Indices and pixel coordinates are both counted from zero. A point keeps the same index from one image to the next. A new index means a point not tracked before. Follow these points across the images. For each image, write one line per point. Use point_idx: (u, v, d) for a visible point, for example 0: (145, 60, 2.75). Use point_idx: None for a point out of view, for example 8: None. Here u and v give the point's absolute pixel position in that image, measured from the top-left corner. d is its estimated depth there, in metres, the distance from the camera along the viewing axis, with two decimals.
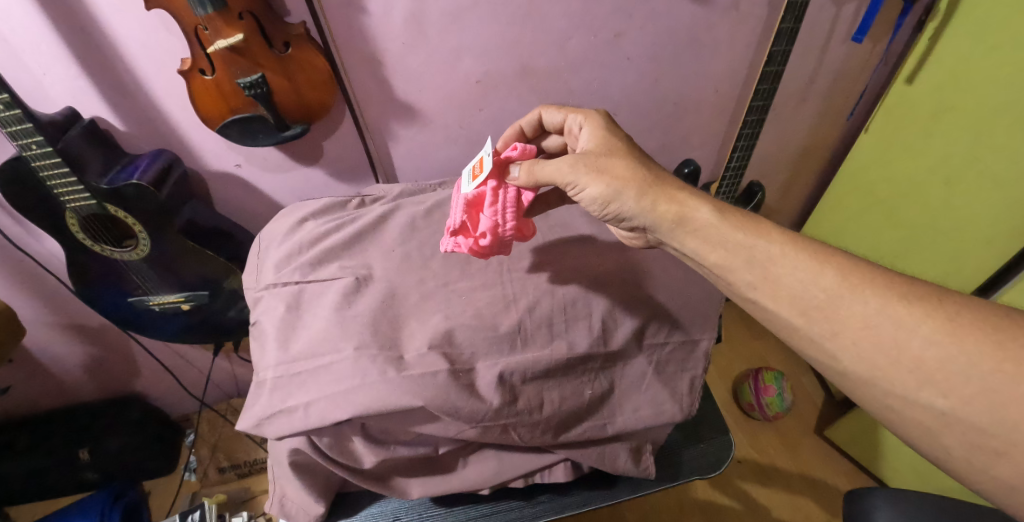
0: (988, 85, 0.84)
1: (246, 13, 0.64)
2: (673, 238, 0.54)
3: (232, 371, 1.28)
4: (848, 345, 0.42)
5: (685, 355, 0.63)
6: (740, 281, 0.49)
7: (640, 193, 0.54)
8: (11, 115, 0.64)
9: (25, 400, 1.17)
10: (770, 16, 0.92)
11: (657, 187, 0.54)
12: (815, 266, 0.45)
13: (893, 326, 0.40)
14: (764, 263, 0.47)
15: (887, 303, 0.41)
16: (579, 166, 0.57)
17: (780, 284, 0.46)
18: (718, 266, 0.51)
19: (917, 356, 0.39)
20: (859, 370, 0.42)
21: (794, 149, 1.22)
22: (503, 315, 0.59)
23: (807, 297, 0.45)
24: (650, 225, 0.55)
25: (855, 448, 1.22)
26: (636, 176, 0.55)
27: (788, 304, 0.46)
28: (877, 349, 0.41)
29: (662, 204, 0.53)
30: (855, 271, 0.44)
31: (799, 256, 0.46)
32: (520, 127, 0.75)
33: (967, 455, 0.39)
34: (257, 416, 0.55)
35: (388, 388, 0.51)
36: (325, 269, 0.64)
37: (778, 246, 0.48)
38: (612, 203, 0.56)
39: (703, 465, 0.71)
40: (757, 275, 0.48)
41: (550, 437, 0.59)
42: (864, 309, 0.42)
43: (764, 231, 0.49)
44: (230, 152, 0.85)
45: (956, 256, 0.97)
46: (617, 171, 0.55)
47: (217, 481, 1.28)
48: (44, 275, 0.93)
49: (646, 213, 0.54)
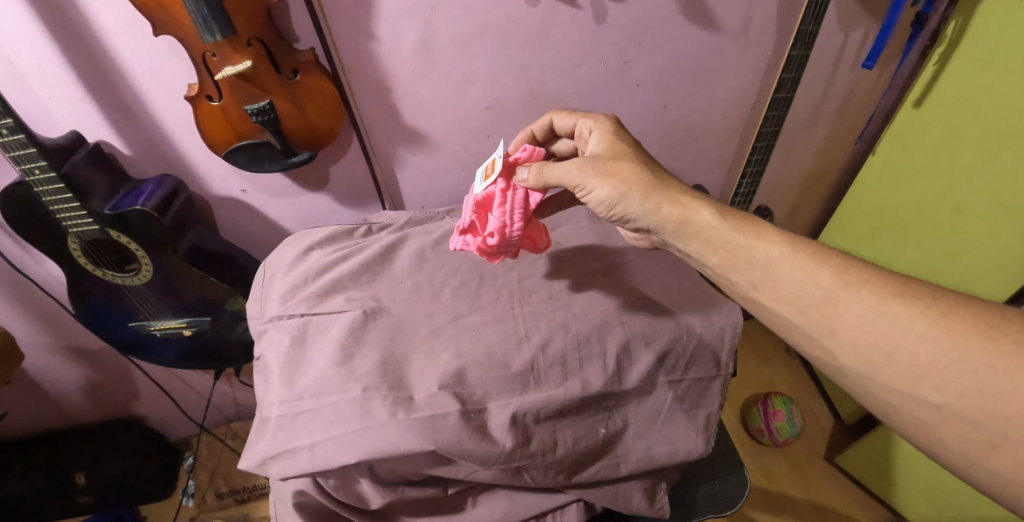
0: (998, 106, 0.83)
1: (255, 40, 0.63)
2: (677, 240, 0.53)
3: (234, 395, 1.27)
4: (846, 343, 0.41)
5: (700, 393, 0.61)
6: (740, 281, 0.48)
7: (644, 194, 0.53)
8: (14, 141, 0.64)
9: (23, 422, 1.15)
10: (780, 42, 0.92)
11: (662, 189, 0.54)
12: (812, 266, 0.44)
13: (888, 324, 0.39)
14: (763, 264, 0.47)
15: (882, 302, 0.40)
16: (588, 168, 0.56)
17: (779, 285, 0.45)
18: (719, 267, 0.50)
19: (912, 352, 0.38)
20: (855, 367, 0.41)
21: (801, 174, 1.21)
22: (515, 353, 0.58)
23: (805, 297, 0.44)
24: (655, 227, 0.54)
25: (867, 476, 1.19)
26: (643, 179, 0.54)
27: (787, 303, 0.45)
28: (872, 345, 0.40)
29: (665, 206, 0.53)
30: (850, 270, 0.43)
31: (797, 258, 0.45)
32: (531, 132, 0.74)
33: (962, 449, 0.37)
34: (261, 455, 0.53)
35: (397, 430, 0.50)
36: (331, 302, 0.64)
37: (777, 248, 0.47)
38: (617, 205, 0.55)
39: (718, 503, 0.69)
40: (756, 275, 0.47)
41: (564, 480, 0.56)
42: (860, 309, 0.41)
43: (765, 233, 0.48)
44: (236, 178, 0.84)
45: (983, 267, 0.91)
46: (624, 174, 0.55)
47: (216, 506, 1.26)
48: (46, 299, 0.92)
49: (649, 215, 0.53)
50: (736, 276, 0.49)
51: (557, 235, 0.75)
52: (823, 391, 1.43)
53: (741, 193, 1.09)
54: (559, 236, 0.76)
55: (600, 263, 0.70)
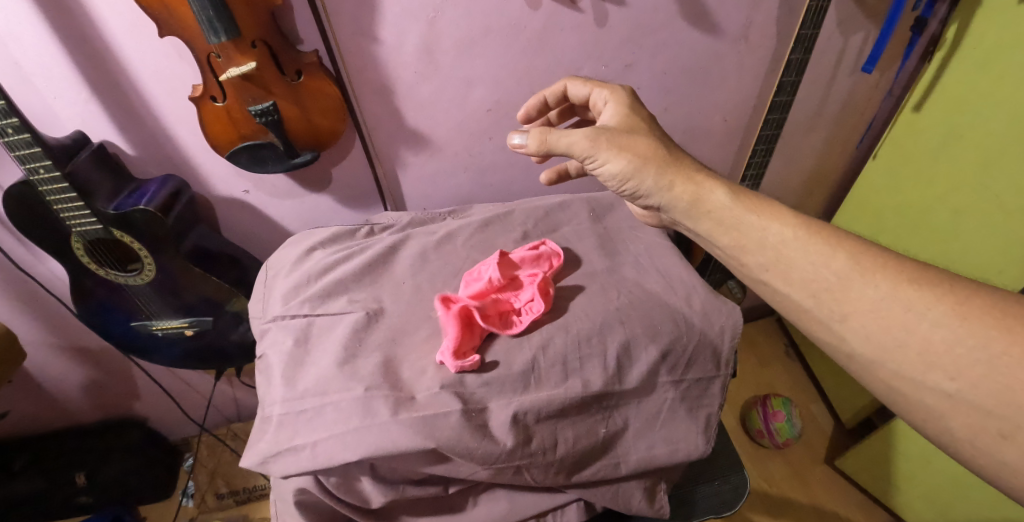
0: (997, 105, 0.83)
1: (259, 41, 0.64)
2: (688, 218, 0.54)
3: (234, 396, 1.27)
4: (859, 328, 0.41)
5: (700, 393, 0.61)
6: (750, 262, 0.49)
7: (659, 171, 0.54)
8: (20, 140, 0.64)
9: (23, 422, 1.15)
10: (780, 45, 0.92)
11: (676, 168, 0.54)
12: (825, 250, 0.45)
13: (902, 310, 0.40)
14: (775, 246, 0.48)
15: (898, 288, 0.40)
16: (601, 141, 0.56)
17: (791, 269, 0.46)
18: (729, 247, 0.51)
19: (926, 338, 0.38)
20: (867, 353, 0.41)
21: (801, 177, 1.22)
22: (515, 355, 0.59)
23: (818, 280, 0.44)
24: (666, 204, 0.55)
25: (867, 479, 1.19)
26: (657, 155, 0.55)
27: (799, 288, 0.45)
28: (886, 331, 0.40)
29: (680, 184, 0.53)
30: (866, 255, 0.43)
31: (810, 241, 0.46)
32: (543, 97, 0.74)
33: (973, 438, 0.36)
34: (263, 453, 0.53)
35: (398, 428, 0.50)
36: (334, 303, 0.64)
37: (790, 231, 0.48)
38: (630, 181, 0.56)
39: (718, 503, 0.69)
40: (768, 257, 0.48)
41: (564, 479, 0.57)
42: (874, 294, 0.41)
43: (778, 215, 0.49)
44: (240, 178, 0.85)
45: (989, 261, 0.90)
46: (639, 149, 0.55)
47: (216, 507, 1.26)
48: (48, 298, 0.92)
49: (663, 192, 0.54)
50: (745, 257, 0.50)
51: (558, 236, 0.76)
52: (823, 394, 1.43)
53: None
54: (560, 236, 0.76)
55: (602, 264, 0.71)
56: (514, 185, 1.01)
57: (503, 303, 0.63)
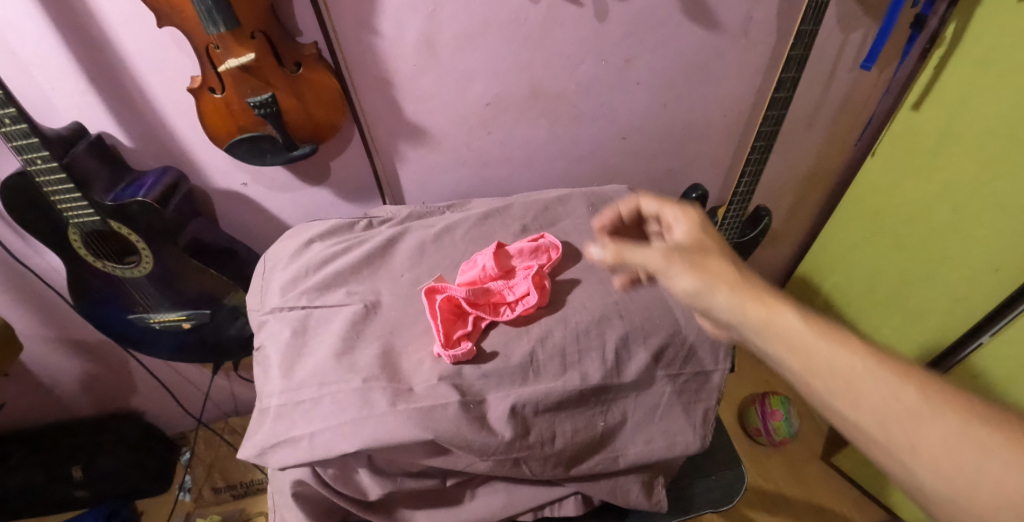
0: (995, 104, 0.84)
1: (258, 33, 0.63)
2: (763, 350, 0.42)
3: (231, 390, 1.27)
4: (922, 462, 0.34)
5: (697, 387, 0.61)
6: (829, 400, 0.38)
7: (731, 291, 0.43)
8: (17, 131, 0.63)
9: (20, 414, 1.15)
10: (781, 41, 0.92)
11: (754, 291, 0.43)
12: (906, 388, 0.36)
13: (973, 447, 0.33)
14: (858, 386, 0.37)
15: (969, 425, 0.34)
16: (674, 257, 0.46)
17: (867, 403, 0.36)
18: (810, 389, 0.39)
19: (1002, 484, 0.31)
20: (935, 490, 0.34)
21: (800, 174, 1.22)
22: (515, 347, 0.59)
23: (892, 414, 0.36)
24: (733, 325, 0.44)
25: (863, 476, 1.19)
26: (735, 277, 0.44)
27: (872, 422, 0.36)
28: (955, 468, 0.33)
29: (755, 308, 0.42)
30: (941, 392, 0.36)
31: (889, 374, 0.37)
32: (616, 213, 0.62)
33: None
34: (260, 445, 0.53)
35: (397, 420, 0.50)
36: (332, 295, 0.64)
37: (869, 363, 0.38)
38: (700, 301, 0.45)
39: (715, 498, 0.69)
40: (849, 398, 0.37)
41: (563, 471, 0.57)
42: (944, 429, 0.34)
43: (871, 355, 0.38)
44: (237, 171, 0.84)
45: (991, 260, 0.90)
46: (712, 266, 0.45)
47: (213, 501, 1.26)
48: (46, 290, 0.92)
49: (735, 316, 0.43)
50: (824, 398, 0.39)
51: (558, 230, 0.76)
52: None
53: (739, 192, 1.05)
54: (560, 230, 0.76)
55: None
56: (513, 180, 1.01)
57: (495, 294, 0.63)
